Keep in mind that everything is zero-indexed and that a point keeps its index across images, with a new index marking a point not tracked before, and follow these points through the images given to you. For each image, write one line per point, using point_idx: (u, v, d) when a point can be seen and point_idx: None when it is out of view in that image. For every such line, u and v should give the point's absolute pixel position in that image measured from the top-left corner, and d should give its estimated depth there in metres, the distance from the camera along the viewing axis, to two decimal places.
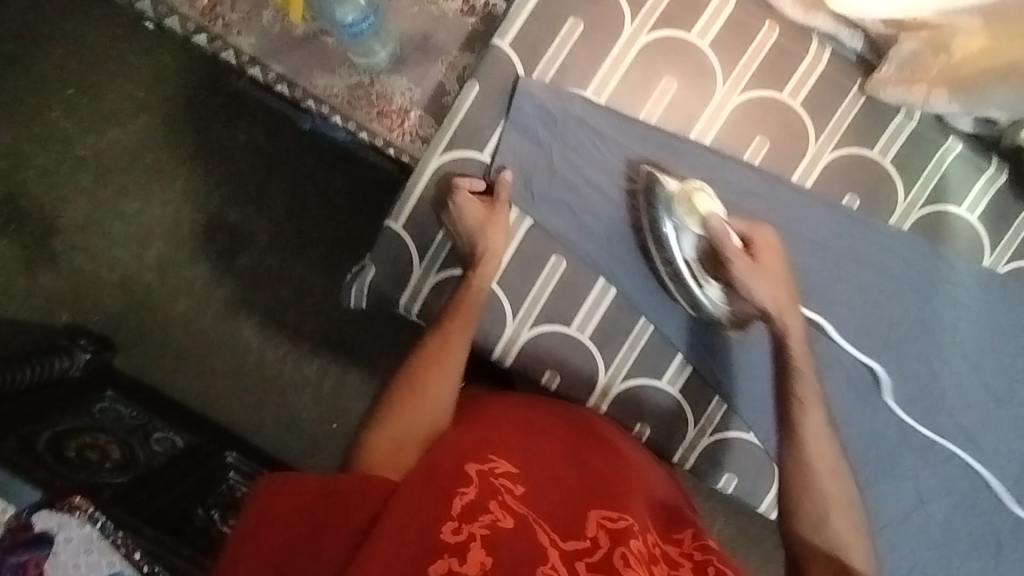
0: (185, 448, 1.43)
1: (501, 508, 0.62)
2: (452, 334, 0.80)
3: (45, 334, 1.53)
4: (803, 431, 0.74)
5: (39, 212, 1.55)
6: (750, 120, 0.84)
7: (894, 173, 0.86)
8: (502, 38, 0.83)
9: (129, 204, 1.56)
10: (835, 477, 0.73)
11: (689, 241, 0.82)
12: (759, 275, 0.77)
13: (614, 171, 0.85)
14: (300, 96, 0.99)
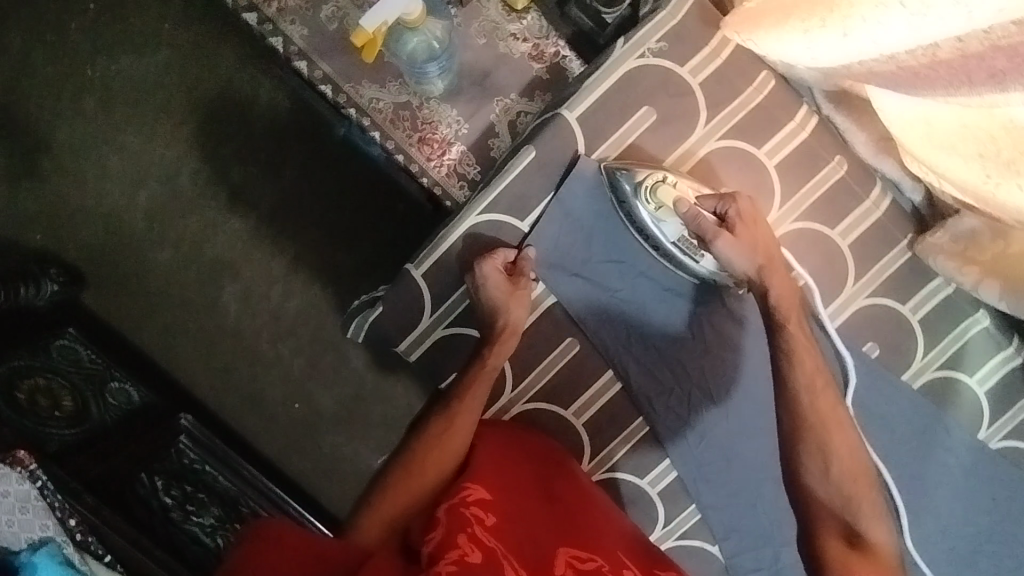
0: (140, 405, 1.31)
1: (470, 541, 0.59)
2: (459, 412, 0.81)
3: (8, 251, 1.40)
4: (795, 383, 0.80)
5: (33, 125, 1.43)
6: (796, 249, 0.83)
7: (919, 332, 0.85)
8: (572, 110, 0.80)
9: (130, 137, 1.46)
10: (835, 429, 0.80)
11: (674, 228, 0.79)
12: (739, 246, 0.77)
13: (591, 184, 0.80)
14: (342, 101, 0.94)
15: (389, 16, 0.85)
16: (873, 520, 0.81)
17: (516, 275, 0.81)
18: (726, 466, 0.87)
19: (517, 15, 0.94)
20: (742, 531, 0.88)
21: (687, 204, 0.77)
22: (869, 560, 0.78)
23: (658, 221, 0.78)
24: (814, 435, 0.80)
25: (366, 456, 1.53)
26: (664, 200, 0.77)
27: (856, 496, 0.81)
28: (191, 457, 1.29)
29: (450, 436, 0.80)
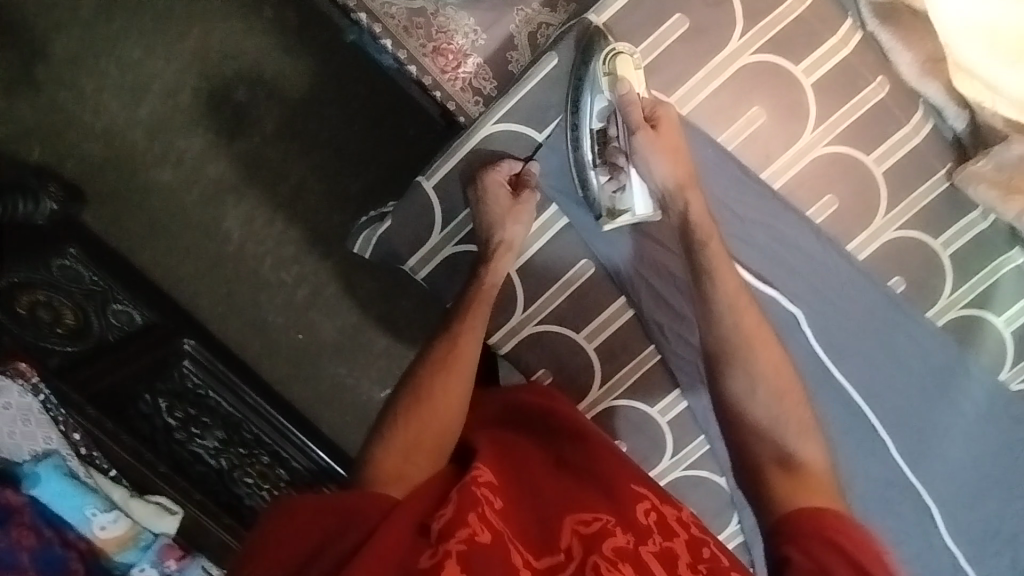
0: (143, 328, 1.30)
1: (481, 520, 0.57)
2: (462, 335, 0.77)
3: (8, 164, 1.36)
4: (720, 302, 0.76)
5: (25, 29, 1.35)
6: (828, 175, 0.78)
7: (948, 269, 0.82)
8: (598, 16, 0.75)
9: (130, 49, 1.39)
10: (756, 343, 0.75)
11: (601, 106, 0.75)
12: (654, 150, 0.74)
13: (567, 68, 0.76)
14: (352, 6, 0.89)
15: None
16: (807, 440, 0.74)
17: (520, 190, 0.78)
18: None
19: None
20: None
21: (631, 87, 0.73)
22: (806, 485, 0.71)
23: (594, 92, 0.75)
24: (736, 355, 0.75)
25: (368, 386, 1.53)
26: (618, 76, 0.73)
27: (788, 418, 0.74)
28: (194, 379, 1.31)
29: (453, 361, 0.75)
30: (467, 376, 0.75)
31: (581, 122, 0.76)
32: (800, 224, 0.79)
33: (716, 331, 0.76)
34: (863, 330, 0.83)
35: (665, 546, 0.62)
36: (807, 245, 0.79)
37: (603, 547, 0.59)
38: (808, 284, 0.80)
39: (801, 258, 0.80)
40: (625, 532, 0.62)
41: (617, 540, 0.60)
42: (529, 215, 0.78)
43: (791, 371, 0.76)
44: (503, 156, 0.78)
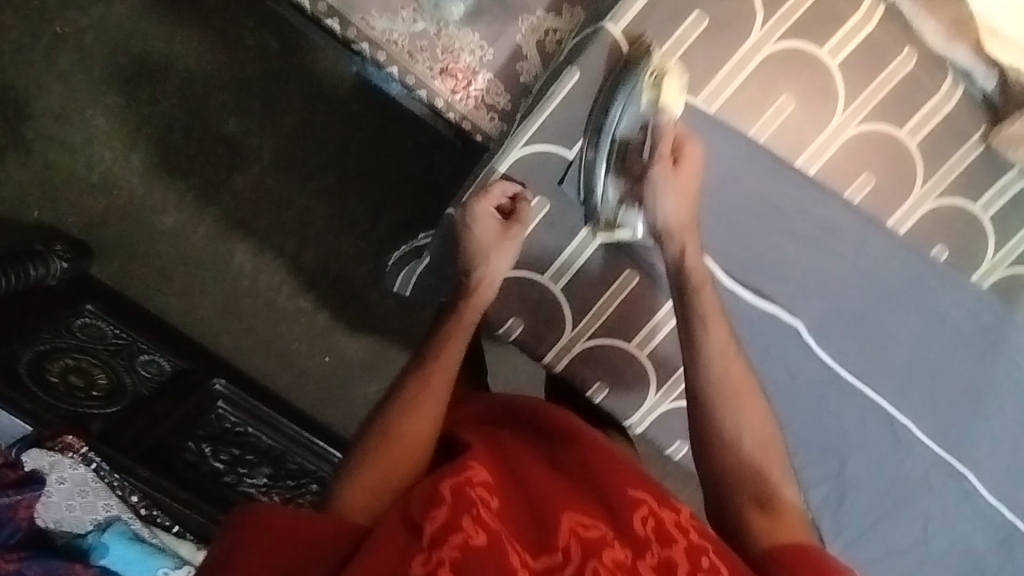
0: (173, 374, 1.26)
1: (475, 523, 0.52)
2: (444, 357, 0.74)
3: (11, 231, 1.33)
4: (706, 346, 0.73)
5: (5, 91, 1.31)
6: (862, 154, 0.78)
7: (990, 230, 0.82)
8: (616, 22, 0.73)
9: (114, 95, 1.35)
10: (742, 394, 0.72)
11: (631, 117, 0.74)
12: (673, 184, 0.74)
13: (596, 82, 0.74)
14: (352, 37, 0.86)
15: None
16: (785, 486, 0.70)
17: (510, 219, 0.76)
18: (789, 389, 0.85)
19: None
20: (810, 445, 0.88)
21: (670, 116, 0.73)
22: (784, 526, 0.67)
23: (631, 102, 0.73)
24: (721, 403, 0.72)
25: None
26: (661, 99, 0.72)
27: (769, 463, 0.70)
28: (231, 420, 1.25)
29: (427, 391, 0.70)
30: (439, 402, 0.70)
31: (606, 127, 0.74)
32: (839, 206, 0.79)
33: (701, 378, 0.73)
34: (905, 304, 0.83)
35: (664, 557, 0.56)
36: (844, 237, 0.80)
37: (602, 555, 0.55)
38: (842, 271, 0.81)
39: (809, 265, 0.81)
40: (623, 544, 0.57)
41: (615, 552, 0.55)
42: (515, 249, 0.76)
43: (773, 424, 0.72)
44: (497, 178, 0.75)
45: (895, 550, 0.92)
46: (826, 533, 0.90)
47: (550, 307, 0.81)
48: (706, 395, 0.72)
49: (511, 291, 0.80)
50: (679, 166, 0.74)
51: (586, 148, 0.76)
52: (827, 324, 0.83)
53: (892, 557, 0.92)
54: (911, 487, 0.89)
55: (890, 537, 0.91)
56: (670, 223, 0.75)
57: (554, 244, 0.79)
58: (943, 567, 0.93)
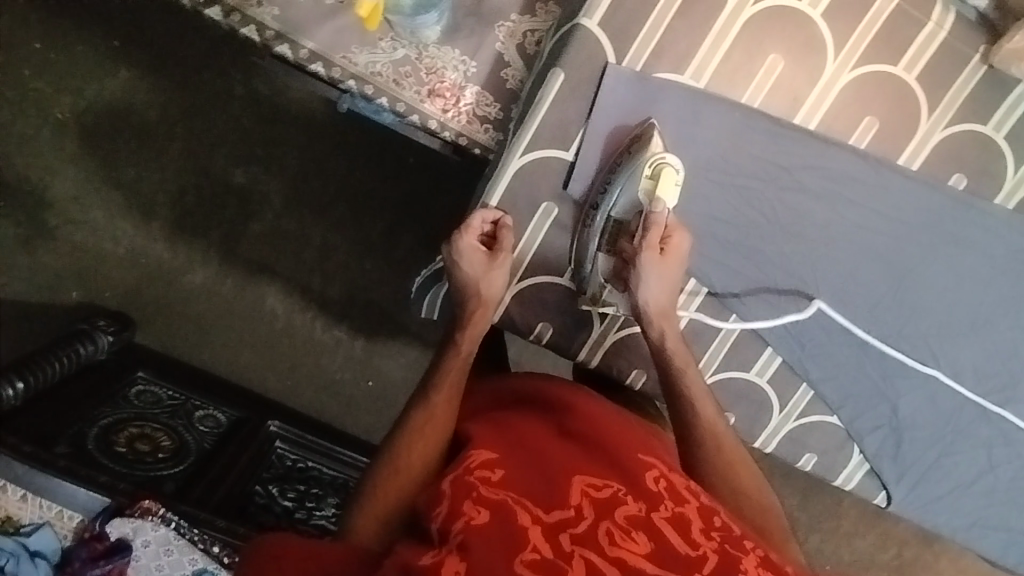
0: (229, 424, 1.28)
1: (476, 504, 0.56)
2: (447, 381, 0.74)
3: (56, 315, 1.40)
4: (695, 420, 0.75)
5: (27, 184, 1.38)
6: (861, 100, 0.77)
7: (1006, 149, 0.80)
8: (591, 16, 0.72)
9: (125, 169, 1.40)
10: (735, 469, 0.73)
11: (626, 199, 0.77)
12: (658, 271, 0.75)
13: (586, 80, 0.74)
14: (337, 77, 0.87)
15: None
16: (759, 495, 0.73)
17: (495, 249, 0.76)
18: (827, 345, 0.85)
19: None
20: (858, 394, 0.88)
21: (664, 207, 0.75)
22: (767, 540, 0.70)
23: (621, 184, 0.76)
24: (719, 489, 0.72)
25: None
26: (656, 192, 0.75)
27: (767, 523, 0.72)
28: (291, 458, 1.29)
29: (429, 417, 0.71)
30: (444, 438, 0.70)
31: (602, 205, 0.77)
32: (844, 154, 0.78)
33: (688, 437, 0.74)
34: (928, 241, 0.82)
35: (676, 511, 0.59)
36: (854, 187, 0.79)
37: (614, 513, 0.57)
38: (857, 217, 0.81)
39: (814, 221, 0.81)
40: (635, 498, 0.60)
41: (627, 506, 0.58)
42: (505, 276, 0.77)
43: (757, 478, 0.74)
44: (479, 209, 0.76)
45: (961, 483, 0.92)
46: (889, 481, 0.91)
47: (575, 306, 0.82)
48: (712, 479, 0.73)
49: (532, 298, 0.81)
50: (664, 255, 0.75)
51: (584, 224, 0.78)
52: (855, 273, 0.83)
53: (959, 491, 0.92)
54: (968, 419, 0.89)
55: (955, 470, 0.91)
56: (652, 307, 0.77)
57: (568, 246, 0.80)
58: (1014, 490, 0.92)
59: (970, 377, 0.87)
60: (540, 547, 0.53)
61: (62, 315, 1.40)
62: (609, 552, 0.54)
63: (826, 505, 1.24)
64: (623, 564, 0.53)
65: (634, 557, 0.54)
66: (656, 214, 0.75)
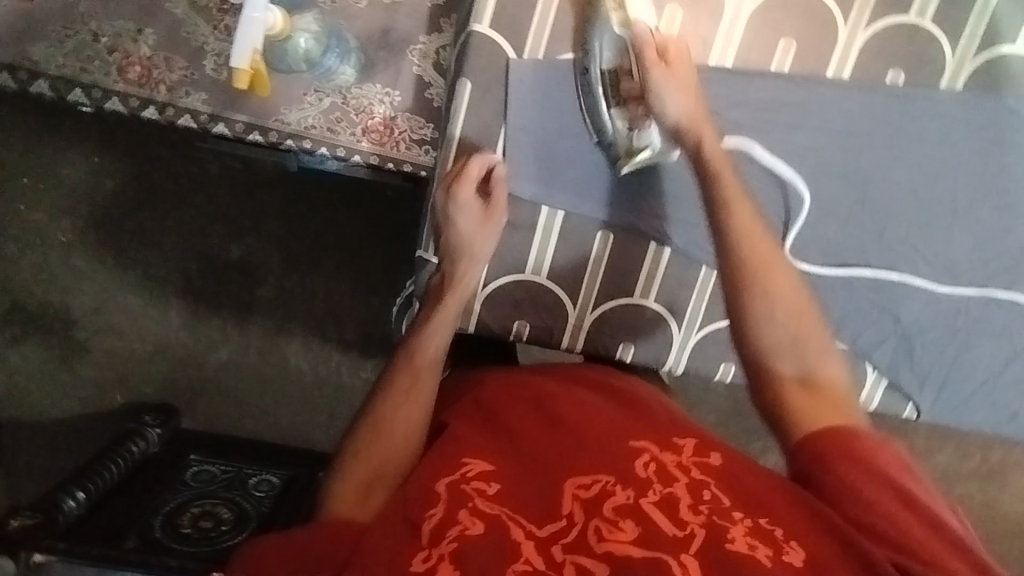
0: (283, 484, 1.32)
1: (471, 515, 0.57)
2: (421, 366, 0.73)
3: (109, 420, 1.49)
4: (731, 224, 0.70)
5: (50, 308, 1.46)
6: (770, 24, 0.76)
7: (937, 32, 0.77)
8: (480, 21, 0.73)
9: (132, 274, 1.45)
10: (771, 265, 0.70)
11: (608, 46, 0.74)
12: (670, 81, 0.71)
13: (493, 80, 0.75)
14: (275, 140, 0.90)
15: (254, 40, 0.82)
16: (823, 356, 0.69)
17: (490, 202, 0.76)
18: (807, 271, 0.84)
19: None
20: (851, 312, 0.86)
21: (643, 28, 0.73)
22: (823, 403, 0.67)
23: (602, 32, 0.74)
24: (755, 282, 0.69)
25: None
26: (628, 15, 0.74)
27: (803, 337, 0.69)
28: None
29: (403, 397, 0.71)
30: (427, 403, 0.72)
31: (591, 61, 0.74)
32: (768, 81, 0.77)
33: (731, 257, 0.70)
34: (884, 142, 0.80)
35: (666, 493, 0.60)
36: (790, 110, 0.78)
37: (603, 509, 0.58)
38: (801, 138, 0.79)
39: (760, 152, 0.79)
40: (624, 487, 0.60)
41: (617, 498, 0.59)
42: (495, 238, 0.77)
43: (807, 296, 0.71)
44: (478, 154, 0.75)
45: (990, 374, 0.88)
46: (912, 391, 0.88)
47: (545, 298, 0.82)
48: (739, 270, 0.70)
49: (503, 300, 0.82)
50: (671, 65, 0.72)
51: (585, 93, 0.76)
52: (817, 193, 0.81)
53: (991, 382, 0.88)
54: (979, 309, 0.86)
55: (979, 363, 0.88)
56: (676, 114, 0.71)
57: (523, 242, 0.80)
58: None
59: (967, 267, 0.84)
60: (531, 559, 0.55)
61: (116, 416, 1.49)
62: (598, 549, 0.55)
63: (893, 434, 1.17)
64: (609, 558, 0.55)
65: (621, 545, 0.55)
66: (638, 38, 0.72)
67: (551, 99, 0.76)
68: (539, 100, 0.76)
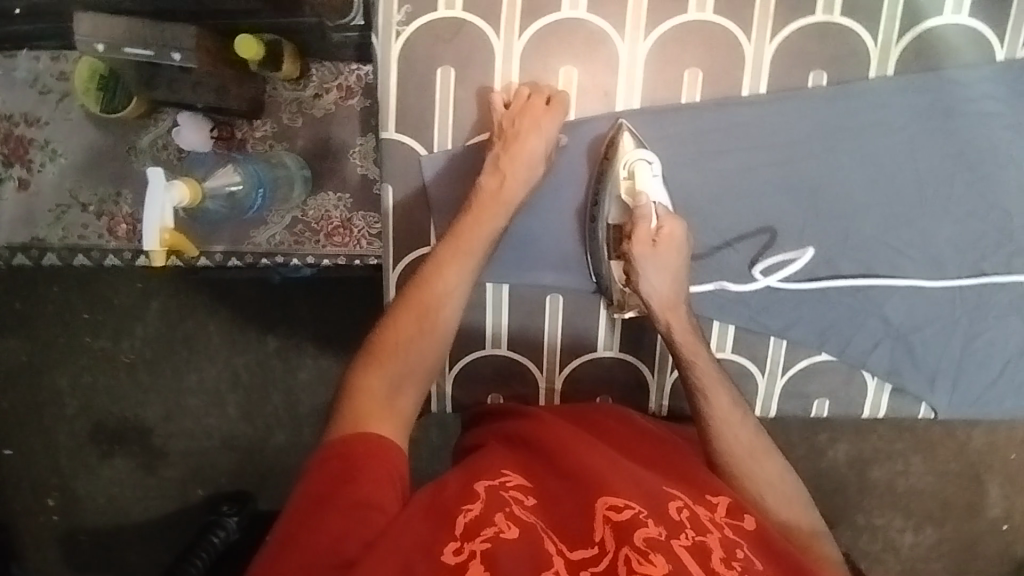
0: None
1: (507, 518, 0.55)
2: (433, 283, 0.67)
3: (160, 558, 1.24)
4: (713, 417, 0.68)
5: (97, 440, 1.23)
6: (671, 59, 0.75)
7: (851, 24, 0.74)
8: (388, 127, 0.76)
9: (167, 395, 1.22)
10: (756, 457, 0.67)
11: (614, 206, 0.77)
12: (653, 265, 0.70)
13: (415, 175, 0.77)
14: (252, 260, 0.96)
15: (162, 218, 0.71)
16: (816, 534, 0.64)
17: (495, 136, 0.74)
18: (774, 294, 0.79)
19: (303, 79, 0.92)
20: (839, 321, 0.80)
21: (648, 199, 0.73)
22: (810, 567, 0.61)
23: (610, 194, 0.76)
24: (745, 470, 0.66)
25: None
26: (636, 186, 0.74)
27: (795, 523, 0.64)
28: None
29: (404, 336, 0.65)
30: (457, 298, 0.68)
31: (599, 215, 0.77)
32: (682, 115, 0.76)
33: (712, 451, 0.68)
34: (825, 144, 0.76)
35: (698, 541, 0.55)
36: (713, 138, 0.76)
37: (634, 537, 0.53)
38: (734, 163, 0.77)
39: (691, 188, 0.77)
40: (657, 524, 0.55)
41: (648, 530, 0.54)
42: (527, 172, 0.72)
43: (794, 480, 0.67)
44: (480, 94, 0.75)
45: (1007, 358, 0.80)
46: (921, 392, 0.82)
47: (512, 368, 0.83)
48: (726, 468, 0.67)
49: (470, 377, 0.83)
50: (656, 246, 0.70)
51: (589, 235, 0.78)
52: (766, 210, 0.77)
53: (1011, 367, 0.81)
54: (977, 295, 0.79)
55: (993, 347, 0.80)
56: (655, 301, 0.71)
57: (477, 317, 0.82)
58: None
59: (953, 252, 0.78)
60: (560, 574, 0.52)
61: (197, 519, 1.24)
62: None
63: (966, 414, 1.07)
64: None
65: None
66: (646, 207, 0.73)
67: (450, 172, 0.77)
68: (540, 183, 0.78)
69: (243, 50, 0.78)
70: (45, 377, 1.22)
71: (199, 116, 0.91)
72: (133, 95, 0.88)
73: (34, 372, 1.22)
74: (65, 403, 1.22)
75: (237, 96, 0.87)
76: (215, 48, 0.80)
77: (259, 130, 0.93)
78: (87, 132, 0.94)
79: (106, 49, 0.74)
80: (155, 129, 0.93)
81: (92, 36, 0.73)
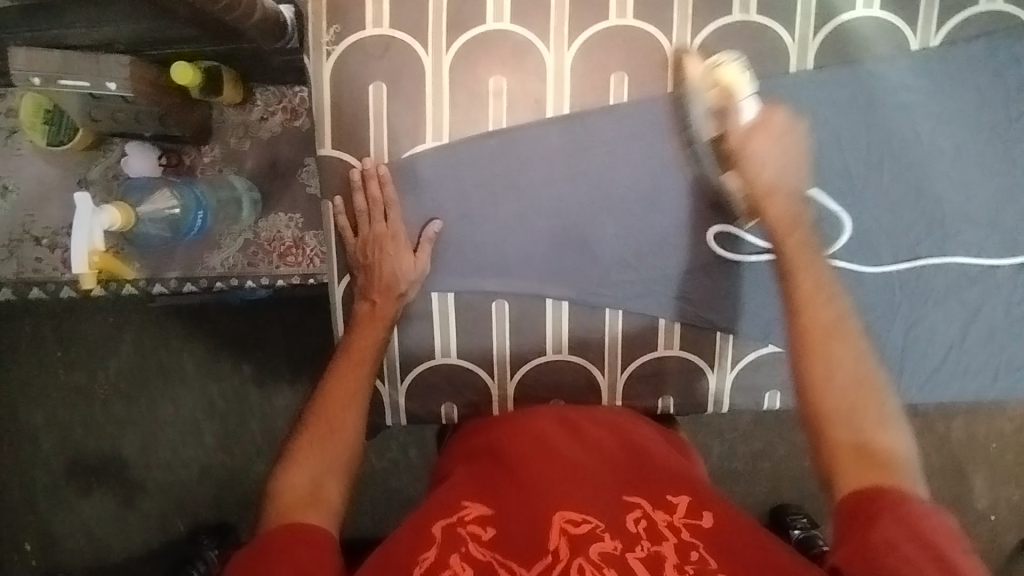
0: None
1: (461, 560, 0.54)
2: (344, 384, 0.69)
3: None
4: (796, 291, 0.65)
5: (66, 474, 1.21)
6: (595, 65, 0.76)
7: (767, 22, 0.76)
8: (325, 145, 0.78)
9: (136, 425, 1.20)
10: (831, 340, 0.62)
11: (701, 117, 0.76)
12: (765, 145, 0.71)
13: (347, 184, 0.78)
14: (207, 285, 0.97)
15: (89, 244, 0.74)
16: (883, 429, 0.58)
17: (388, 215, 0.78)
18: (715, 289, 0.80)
19: (247, 103, 0.94)
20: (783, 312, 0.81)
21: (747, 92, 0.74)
22: (868, 466, 0.56)
23: (695, 109, 0.76)
24: (817, 352, 0.62)
25: None
26: (724, 83, 0.74)
27: (861, 410, 0.59)
28: None
29: (319, 433, 0.65)
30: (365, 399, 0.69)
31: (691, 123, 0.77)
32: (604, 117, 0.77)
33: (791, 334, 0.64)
34: None
35: (652, 552, 0.53)
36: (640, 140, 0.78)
37: (589, 549, 0.54)
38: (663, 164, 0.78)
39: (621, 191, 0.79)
40: (614, 536, 0.55)
41: (604, 543, 0.54)
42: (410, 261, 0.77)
43: (875, 369, 0.61)
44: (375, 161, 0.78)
45: (951, 341, 0.81)
46: None
47: (462, 376, 0.82)
48: (803, 347, 0.62)
49: (422, 388, 0.83)
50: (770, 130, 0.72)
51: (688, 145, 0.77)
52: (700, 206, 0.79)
53: (956, 351, 0.81)
54: (914, 279, 0.80)
55: (936, 330, 0.81)
56: (756, 186, 0.71)
57: (425, 329, 0.81)
58: (1011, 319, 0.81)
59: (887, 238, 0.79)
60: None
61: (175, 555, 1.20)
62: None
63: None
64: None
65: None
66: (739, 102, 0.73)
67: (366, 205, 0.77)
68: (502, 158, 0.78)
69: (179, 78, 0.79)
70: (18, 418, 1.20)
71: (147, 145, 0.93)
72: (79, 127, 0.90)
73: (8, 412, 1.20)
74: (40, 442, 1.20)
75: (179, 121, 0.88)
76: (154, 77, 0.81)
77: (207, 156, 0.95)
78: (39, 167, 0.95)
79: (43, 81, 0.76)
80: (105, 160, 0.95)
81: (28, 69, 0.75)
